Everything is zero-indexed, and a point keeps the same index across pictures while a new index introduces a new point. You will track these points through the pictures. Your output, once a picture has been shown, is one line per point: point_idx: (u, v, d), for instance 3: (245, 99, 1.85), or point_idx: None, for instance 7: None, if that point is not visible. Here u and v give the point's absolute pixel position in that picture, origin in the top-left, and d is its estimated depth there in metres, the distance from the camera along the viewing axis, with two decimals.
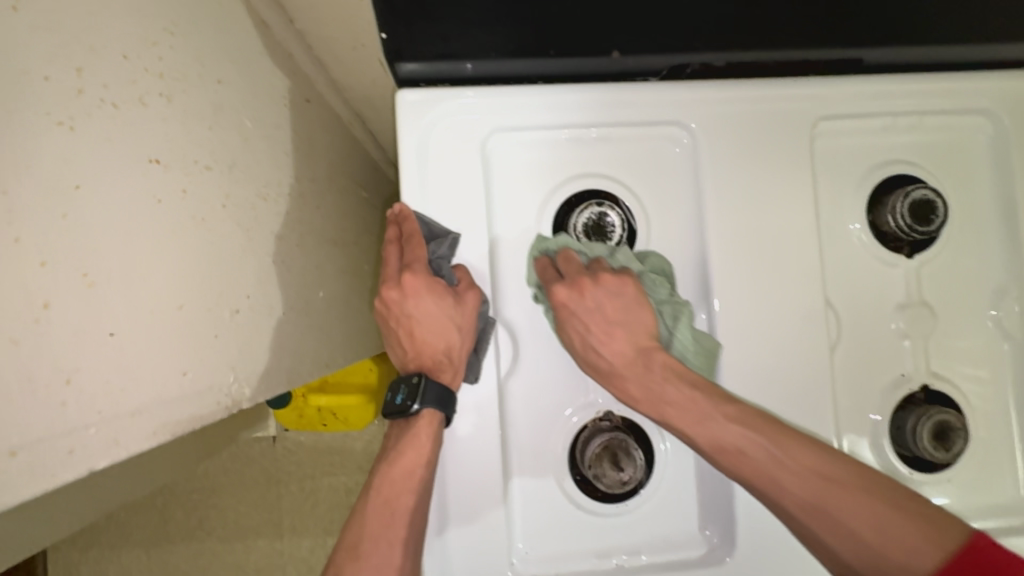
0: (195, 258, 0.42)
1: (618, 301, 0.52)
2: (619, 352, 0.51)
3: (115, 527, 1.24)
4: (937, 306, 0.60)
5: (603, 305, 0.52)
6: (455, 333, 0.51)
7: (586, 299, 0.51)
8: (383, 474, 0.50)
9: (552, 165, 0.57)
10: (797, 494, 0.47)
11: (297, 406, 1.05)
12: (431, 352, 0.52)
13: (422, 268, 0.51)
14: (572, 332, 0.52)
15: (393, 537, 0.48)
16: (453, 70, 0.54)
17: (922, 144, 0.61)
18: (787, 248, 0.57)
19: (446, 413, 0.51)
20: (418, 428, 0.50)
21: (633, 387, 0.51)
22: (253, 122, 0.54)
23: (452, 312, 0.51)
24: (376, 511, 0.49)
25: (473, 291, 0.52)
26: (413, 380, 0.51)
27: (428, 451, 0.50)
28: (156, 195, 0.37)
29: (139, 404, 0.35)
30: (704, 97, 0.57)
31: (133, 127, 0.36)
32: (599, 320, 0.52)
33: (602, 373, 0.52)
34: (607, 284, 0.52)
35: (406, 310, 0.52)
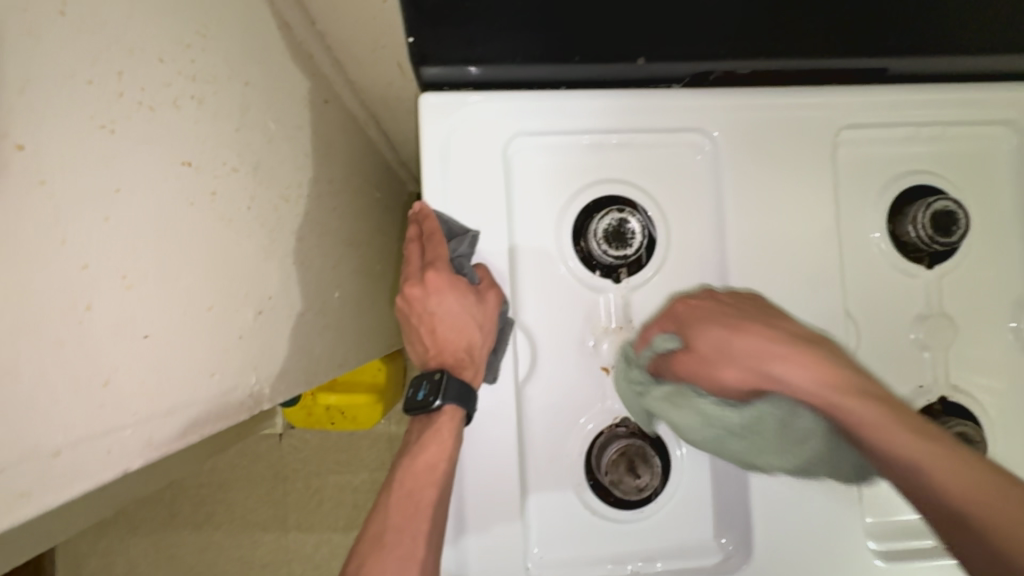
0: (222, 260, 0.42)
1: (735, 314, 0.48)
2: (751, 368, 0.45)
3: (123, 522, 1.25)
4: (957, 317, 0.60)
5: (724, 319, 0.47)
6: (476, 332, 0.51)
7: (707, 314, 0.48)
8: (406, 468, 0.49)
9: (573, 170, 0.57)
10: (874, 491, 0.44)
11: (307, 404, 1.06)
12: (452, 350, 0.52)
13: (445, 266, 0.51)
14: (699, 352, 0.46)
15: (417, 530, 0.47)
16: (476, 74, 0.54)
17: (944, 155, 0.61)
18: (808, 258, 0.57)
19: (467, 409, 0.50)
20: (440, 423, 0.49)
21: (768, 403, 0.44)
22: (276, 123, 0.54)
23: (474, 310, 0.51)
24: (399, 503, 0.48)
25: (494, 291, 0.52)
26: (435, 376, 0.51)
27: (450, 445, 0.49)
28: (189, 198, 0.38)
29: (170, 405, 0.35)
30: (726, 105, 0.57)
31: (168, 130, 0.36)
32: (725, 333, 0.46)
33: (733, 393, 0.45)
34: (730, 301, 0.49)
35: (428, 308, 0.52)
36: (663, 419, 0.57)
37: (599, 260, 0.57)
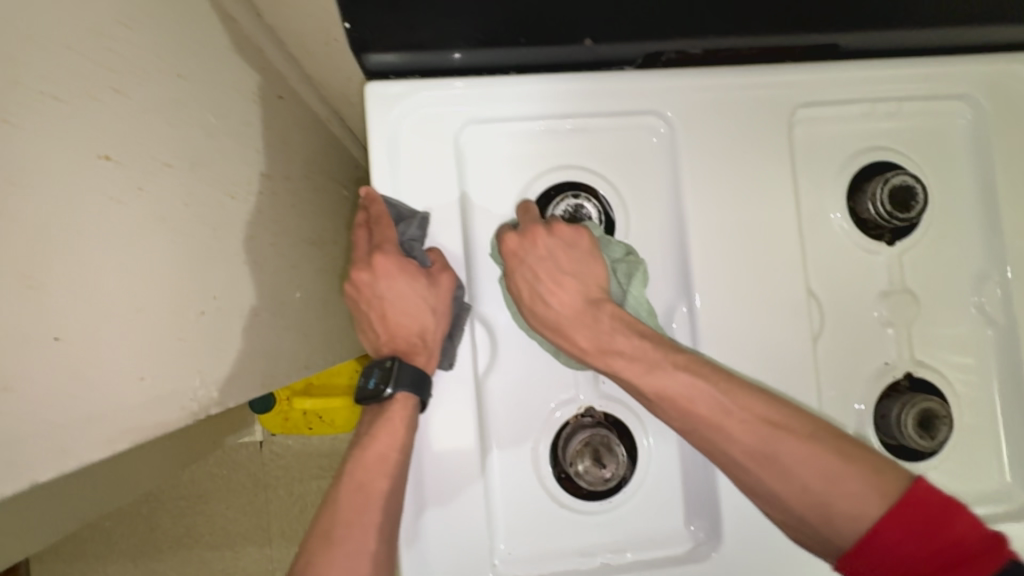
0: (154, 258, 0.40)
1: (574, 252, 0.50)
2: (564, 304, 0.49)
3: (100, 538, 1.22)
4: (920, 294, 0.60)
5: (557, 255, 0.50)
6: (429, 316, 0.49)
7: (524, 253, 0.49)
8: (357, 459, 0.47)
9: (527, 156, 0.56)
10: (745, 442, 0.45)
11: (282, 410, 1.04)
12: (404, 335, 0.50)
13: (393, 250, 0.49)
14: (524, 288, 0.50)
15: (367, 522, 0.45)
16: (442, 60, 0.53)
17: (902, 130, 0.60)
18: (768, 238, 0.57)
19: (420, 397, 0.49)
20: (392, 412, 0.48)
21: (581, 336, 0.49)
22: (219, 118, 0.52)
23: (425, 294, 0.49)
24: (349, 497, 0.46)
25: (446, 274, 0.50)
26: (386, 363, 0.49)
27: (403, 434, 0.48)
28: (110, 194, 0.36)
29: (92, 412, 0.34)
30: (681, 86, 0.56)
31: (82, 123, 0.34)
32: (552, 269, 0.49)
33: (559, 322, 0.49)
34: (513, 245, 0.49)
35: (378, 292, 0.50)
36: (629, 407, 0.56)
37: None
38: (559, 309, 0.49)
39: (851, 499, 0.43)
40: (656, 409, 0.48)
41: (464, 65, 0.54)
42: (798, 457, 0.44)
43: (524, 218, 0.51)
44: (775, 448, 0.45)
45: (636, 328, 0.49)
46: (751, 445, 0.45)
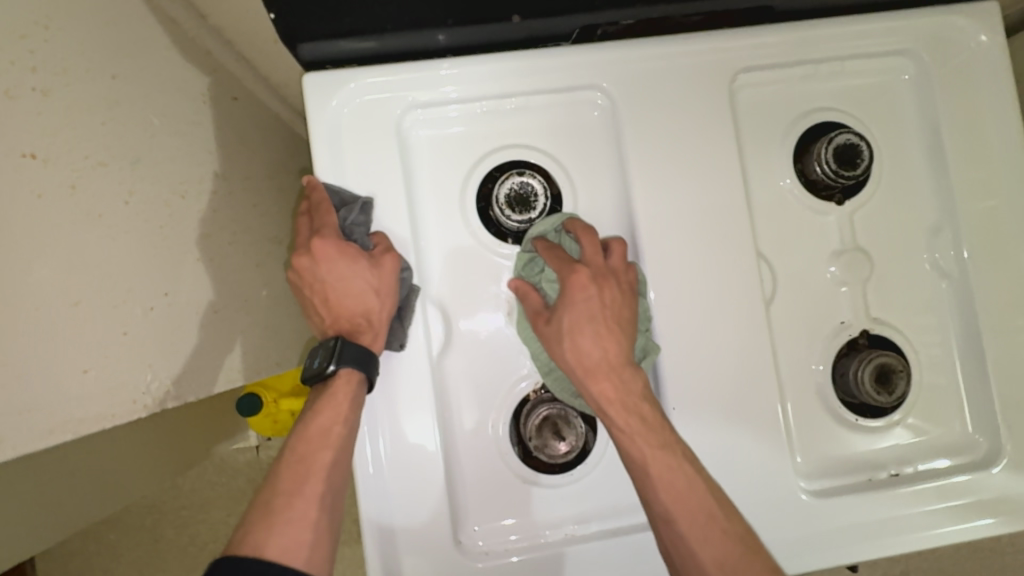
0: (92, 254, 0.41)
1: (602, 306, 0.49)
2: (611, 352, 0.49)
3: (105, 552, 1.20)
4: (873, 251, 0.60)
5: (600, 306, 0.49)
6: (372, 297, 0.50)
7: (586, 293, 0.49)
8: (299, 434, 0.47)
9: (470, 139, 0.56)
10: (630, 428, 0.48)
11: (270, 412, 1.03)
12: (349, 316, 0.50)
13: (333, 233, 0.49)
14: (574, 323, 0.49)
15: (310, 493, 0.45)
16: (428, 41, 0.54)
17: (844, 90, 0.61)
18: (715, 205, 0.57)
19: (367, 373, 0.49)
20: (335, 388, 0.48)
21: (607, 387, 0.48)
22: (161, 118, 0.53)
23: (368, 275, 0.50)
24: (290, 470, 0.46)
25: (390, 255, 0.51)
26: (330, 342, 0.49)
27: (347, 409, 0.48)
28: (35, 190, 0.37)
29: (27, 401, 0.35)
30: (617, 58, 0.56)
31: (4, 122, 0.35)
32: (599, 313, 0.49)
33: (586, 367, 0.49)
34: (582, 281, 0.49)
35: (319, 276, 0.50)
36: None
37: (507, 227, 0.56)
38: (575, 350, 0.49)
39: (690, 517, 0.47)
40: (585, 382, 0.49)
41: (451, 44, 0.55)
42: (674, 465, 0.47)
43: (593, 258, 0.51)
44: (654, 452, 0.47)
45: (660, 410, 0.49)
46: (632, 430, 0.48)
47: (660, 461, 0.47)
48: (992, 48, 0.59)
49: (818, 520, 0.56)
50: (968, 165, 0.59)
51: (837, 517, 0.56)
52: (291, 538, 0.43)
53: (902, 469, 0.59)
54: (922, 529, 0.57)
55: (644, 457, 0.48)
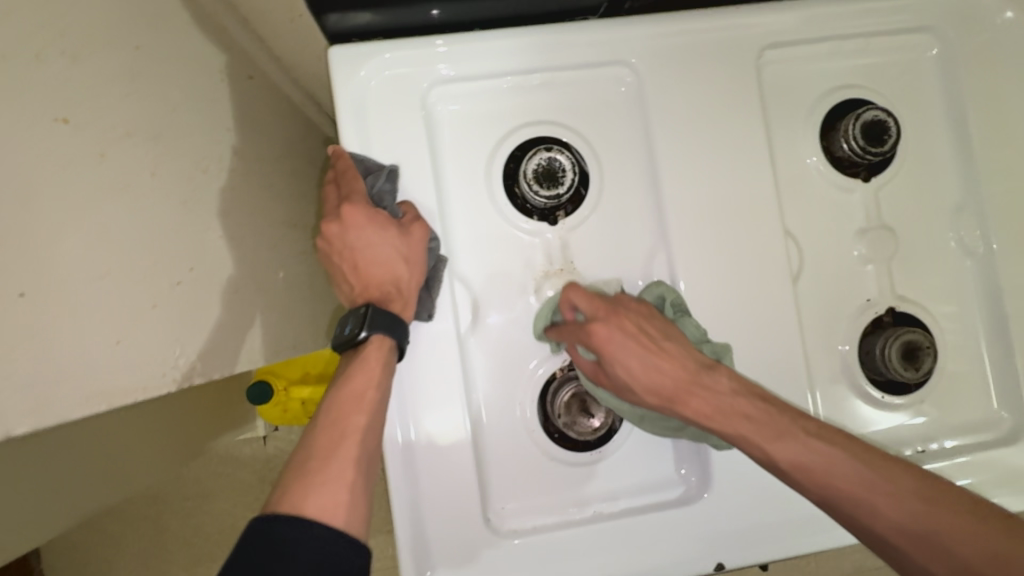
0: (122, 225, 0.40)
1: (635, 337, 0.48)
2: (677, 373, 0.48)
3: (108, 544, 1.16)
4: (898, 229, 0.60)
5: (636, 339, 0.48)
6: (402, 265, 0.50)
7: (612, 338, 0.48)
8: (333, 398, 0.47)
9: (496, 114, 0.56)
10: (765, 442, 0.46)
11: (281, 401, 1.01)
12: (379, 284, 0.50)
13: (362, 200, 0.49)
14: (623, 366, 0.48)
15: (345, 454, 0.45)
16: (421, 16, 0.54)
17: (870, 67, 0.60)
18: (741, 182, 0.57)
19: (396, 338, 0.49)
20: (367, 353, 0.48)
21: (695, 404, 0.48)
22: (184, 92, 0.52)
23: (398, 243, 0.50)
24: (325, 432, 0.46)
25: (419, 224, 0.51)
26: (360, 310, 0.49)
27: (379, 374, 0.48)
28: (68, 157, 0.36)
29: (64, 370, 0.34)
30: (644, 34, 0.56)
31: (35, 83, 0.34)
32: (640, 347, 0.48)
33: (659, 394, 0.48)
34: (604, 332, 0.48)
35: (349, 244, 0.50)
36: None
37: (533, 204, 0.56)
38: (638, 382, 0.49)
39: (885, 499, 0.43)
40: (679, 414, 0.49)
41: (444, 20, 0.54)
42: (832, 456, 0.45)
43: (594, 304, 0.49)
44: (811, 455, 0.45)
45: (755, 391, 0.48)
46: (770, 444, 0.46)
47: (898, 502, 0.43)
48: (1017, 27, 0.59)
49: None
50: (993, 143, 0.59)
51: None
52: (329, 497, 0.42)
53: (928, 446, 0.59)
54: None
55: (767, 453, 0.46)
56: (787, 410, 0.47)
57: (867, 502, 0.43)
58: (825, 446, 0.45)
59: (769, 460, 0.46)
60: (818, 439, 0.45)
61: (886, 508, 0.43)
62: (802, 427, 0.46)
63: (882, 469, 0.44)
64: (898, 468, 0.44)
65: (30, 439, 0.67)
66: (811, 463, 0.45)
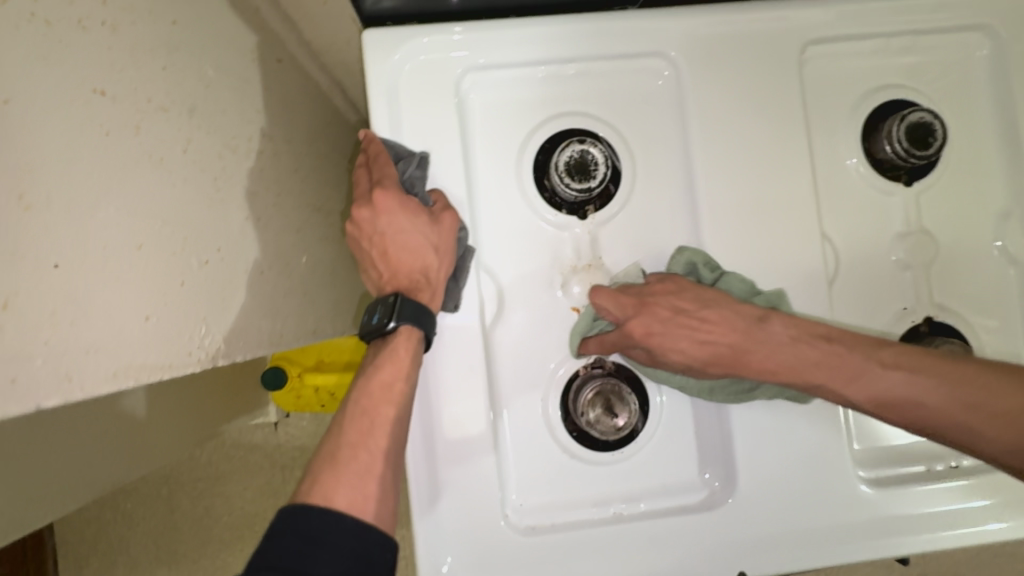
0: (154, 199, 0.40)
1: (670, 315, 0.51)
2: (728, 339, 0.50)
3: (121, 521, 1.18)
4: (939, 235, 0.58)
5: (676, 318, 0.51)
6: (431, 253, 0.50)
7: (654, 328, 0.51)
8: (361, 388, 0.47)
9: (528, 104, 0.55)
10: (848, 388, 0.48)
11: (294, 387, 1.01)
12: (407, 272, 0.50)
13: (394, 185, 0.49)
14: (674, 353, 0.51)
15: (374, 446, 0.45)
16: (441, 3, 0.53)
17: (918, 65, 0.58)
18: (779, 180, 0.55)
19: (424, 330, 0.49)
20: (396, 343, 0.48)
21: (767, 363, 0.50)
22: (217, 70, 0.51)
23: (428, 231, 0.49)
24: (354, 422, 0.46)
25: (450, 213, 0.51)
26: (389, 299, 0.49)
27: (408, 364, 0.48)
28: (103, 127, 0.35)
29: (94, 341, 0.34)
30: (685, 25, 0.54)
31: (76, 51, 0.33)
32: (684, 323, 0.51)
33: (710, 358, 0.51)
34: (642, 329, 0.50)
35: (379, 229, 0.50)
36: None
37: (562, 197, 0.55)
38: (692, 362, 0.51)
39: (977, 412, 0.46)
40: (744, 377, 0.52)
41: (462, 8, 0.54)
42: (920, 388, 0.47)
43: (620, 305, 0.51)
44: (898, 389, 0.47)
45: (812, 333, 0.49)
46: (853, 390, 0.48)
47: (994, 419, 0.45)
48: None
49: (872, 508, 0.55)
50: None
51: (892, 505, 0.55)
52: (357, 489, 0.43)
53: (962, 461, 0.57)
54: (978, 521, 0.55)
55: (844, 394, 0.49)
56: (853, 346, 0.49)
57: (963, 424, 0.46)
58: (904, 377, 0.47)
59: (849, 400, 0.49)
60: (895, 368, 0.47)
61: (983, 425, 0.45)
62: (874, 359, 0.48)
63: (970, 384, 0.46)
64: (987, 381, 0.46)
65: (42, 418, 0.67)
66: (898, 397, 0.47)
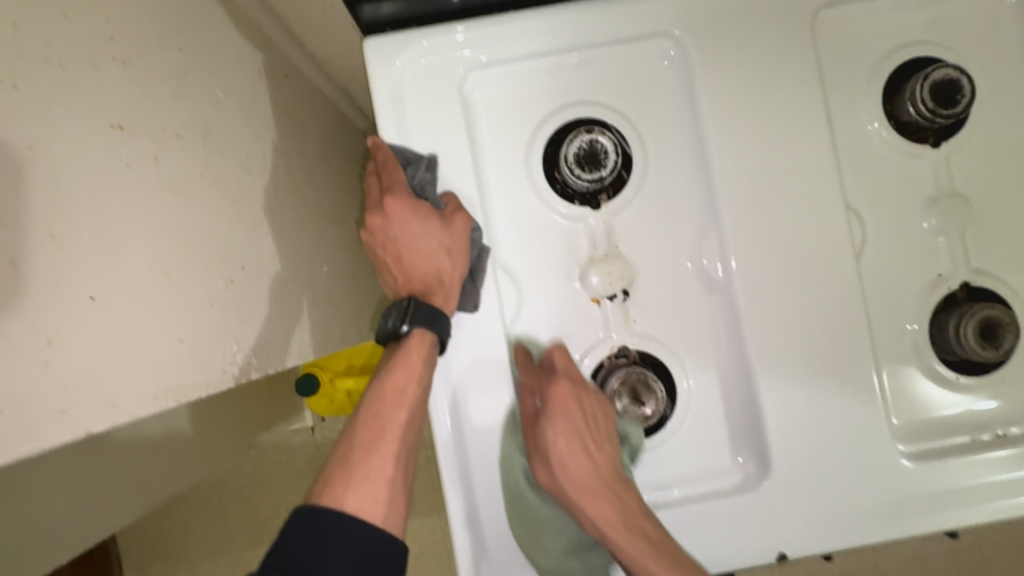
0: (179, 225, 0.41)
1: (576, 414, 0.51)
2: (590, 466, 0.51)
3: (176, 528, 1.23)
4: (972, 196, 0.55)
5: (580, 422, 0.51)
6: (444, 257, 0.51)
7: (566, 406, 0.51)
8: (374, 391, 0.49)
9: (533, 98, 0.54)
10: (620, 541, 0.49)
11: (326, 393, 1.03)
12: (422, 276, 0.52)
13: (403, 191, 0.51)
14: (567, 465, 0.51)
15: (385, 450, 0.47)
16: (442, 2, 0.53)
17: (941, 20, 0.55)
18: (796, 154, 0.53)
19: (436, 333, 0.50)
20: (409, 345, 0.50)
21: (608, 509, 0.50)
22: (227, 93, 0.52)
23: (441, 235, 0.50)
24: (366, 426, 0.48)
25: (461, 215, 0.51)
26: (403, 303, 0.51)
27: (421, 368, 0.49)
28: (124, 160, 0.37)
29: (133, 367, 0.36)
30: (689, 1, 0.53)
31: (92, 91, 0.35)
32: (586, 431, 0.51)
33: (583, 488, 0.51)
34: (558, 397, 0.51)
35: (392, 235, 0.52)
36: (666, 345, 0.55)
37: (574, 188, 0.54)
38: (572, 477, 0.51)
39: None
40: (559, 484, 0.51)
41: (465, 6, 0.54)
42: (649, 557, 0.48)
43: (568, 366, 0.52)
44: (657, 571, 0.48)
45: (610, 466, 0.51)
46: (603, 503, 0.50)
47: None
48: None
49: (913, 483, 0.53)
50: None
51: (935, 480, 0.53)
52: (367, 493, 0.45)
53: (1009, 430, 0.55)
54: None
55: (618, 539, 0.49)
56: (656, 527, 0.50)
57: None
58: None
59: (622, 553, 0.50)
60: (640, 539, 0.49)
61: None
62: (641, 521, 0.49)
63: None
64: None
65: (93, 439, 0.70)
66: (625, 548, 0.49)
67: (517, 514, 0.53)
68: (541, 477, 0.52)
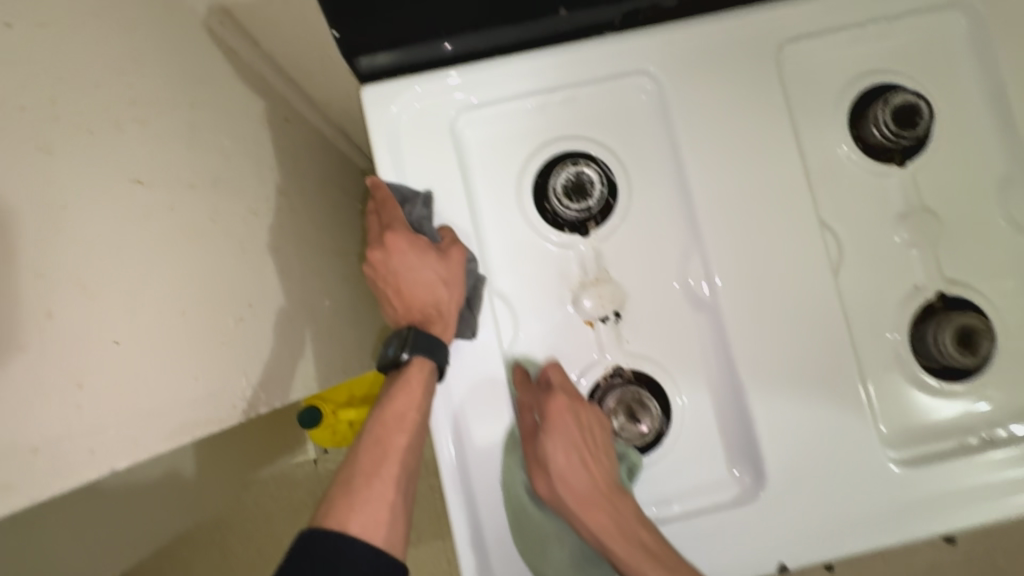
0: (193, 269, 0.44)
1: (574, 431, 0.52)
2: (589, 480, 0.52)
3: (179, 568, 1.22)
4: (940, 211, 0.58)
5: (577, 438, 0.52)
6: (442, 288, 0.53)
7: (565, 418, 0.52)
8: (377, 418, 0.51)
9: (522, 135, 0.58)
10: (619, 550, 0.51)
11: (329, 423, 1.04)
12: (422, 305, 0.54)
13: (402, 227, 0.53)
14: (567, 478, 0.52)
15: (386, 473, 0.49)
16: (433, 51, 0.57)
17: (897, 50, 0.59)
18: (770, 178, 0.57)
19: (436, 360, 0.52)
20: (409, 374, 0.52)
21: (604, 518, 0.52)
22: (234, 141, 0.56)
23: (438, 267, 0.53)
24: (368, 452, 0.50)
25: (457, 247, 0.54)
26: (404, 332, 0.53)
27: (421, 394, 0.51)
28: (144, 213, 0.40)
29: (153, 406, 0.38)
30: (661, 41, 0.57)
31: (115, 152, 0.38)
32: (583, 446, 0.53)
33: (581, 499, 0.52)
34: (554, 413, 0.52)
35: (392, 269, 0.54)
36: (659, 362, 0.57)
37: (564, 217, 0.57)
38: (571, 489, 0.52)
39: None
40: (560, 499, 0.53)
41: (455, 53, 0.58)
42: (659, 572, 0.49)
43: (562, 381, 0.54)
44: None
45: (606, 477, 0.53)
46: (603, 516, 0.51)
47: None
48: None
49: (905, 489, 0.55)
50: None
51: (926, 484, 0.55)
52: (370, 515, 0.46)
53: (995, 432, 0.57)
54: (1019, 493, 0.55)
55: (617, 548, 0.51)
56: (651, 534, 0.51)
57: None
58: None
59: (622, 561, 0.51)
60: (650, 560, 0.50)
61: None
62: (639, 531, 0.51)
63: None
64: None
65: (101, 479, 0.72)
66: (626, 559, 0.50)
67: (517, 524, 0.54)
68: (542, 491, 0.53)
